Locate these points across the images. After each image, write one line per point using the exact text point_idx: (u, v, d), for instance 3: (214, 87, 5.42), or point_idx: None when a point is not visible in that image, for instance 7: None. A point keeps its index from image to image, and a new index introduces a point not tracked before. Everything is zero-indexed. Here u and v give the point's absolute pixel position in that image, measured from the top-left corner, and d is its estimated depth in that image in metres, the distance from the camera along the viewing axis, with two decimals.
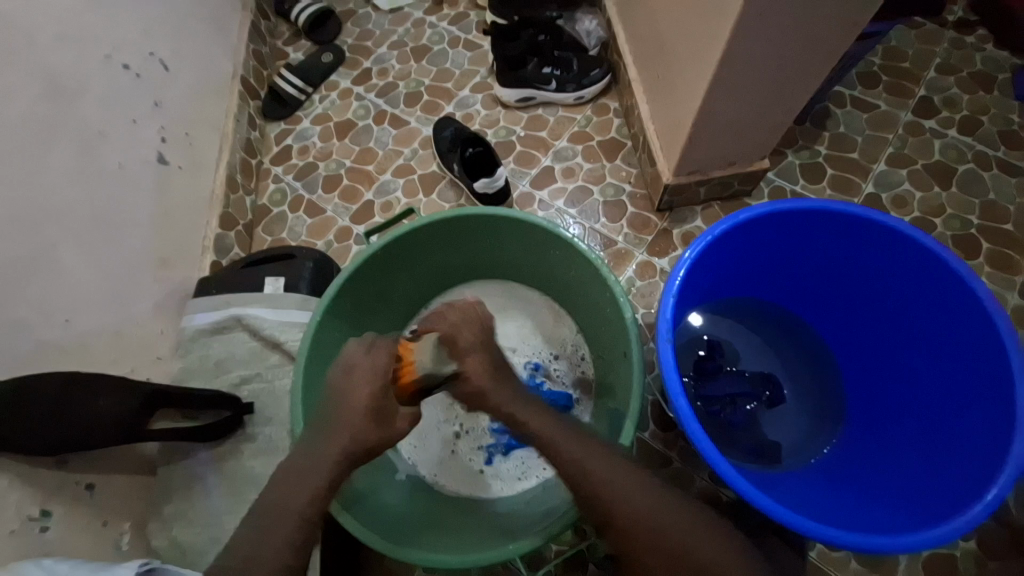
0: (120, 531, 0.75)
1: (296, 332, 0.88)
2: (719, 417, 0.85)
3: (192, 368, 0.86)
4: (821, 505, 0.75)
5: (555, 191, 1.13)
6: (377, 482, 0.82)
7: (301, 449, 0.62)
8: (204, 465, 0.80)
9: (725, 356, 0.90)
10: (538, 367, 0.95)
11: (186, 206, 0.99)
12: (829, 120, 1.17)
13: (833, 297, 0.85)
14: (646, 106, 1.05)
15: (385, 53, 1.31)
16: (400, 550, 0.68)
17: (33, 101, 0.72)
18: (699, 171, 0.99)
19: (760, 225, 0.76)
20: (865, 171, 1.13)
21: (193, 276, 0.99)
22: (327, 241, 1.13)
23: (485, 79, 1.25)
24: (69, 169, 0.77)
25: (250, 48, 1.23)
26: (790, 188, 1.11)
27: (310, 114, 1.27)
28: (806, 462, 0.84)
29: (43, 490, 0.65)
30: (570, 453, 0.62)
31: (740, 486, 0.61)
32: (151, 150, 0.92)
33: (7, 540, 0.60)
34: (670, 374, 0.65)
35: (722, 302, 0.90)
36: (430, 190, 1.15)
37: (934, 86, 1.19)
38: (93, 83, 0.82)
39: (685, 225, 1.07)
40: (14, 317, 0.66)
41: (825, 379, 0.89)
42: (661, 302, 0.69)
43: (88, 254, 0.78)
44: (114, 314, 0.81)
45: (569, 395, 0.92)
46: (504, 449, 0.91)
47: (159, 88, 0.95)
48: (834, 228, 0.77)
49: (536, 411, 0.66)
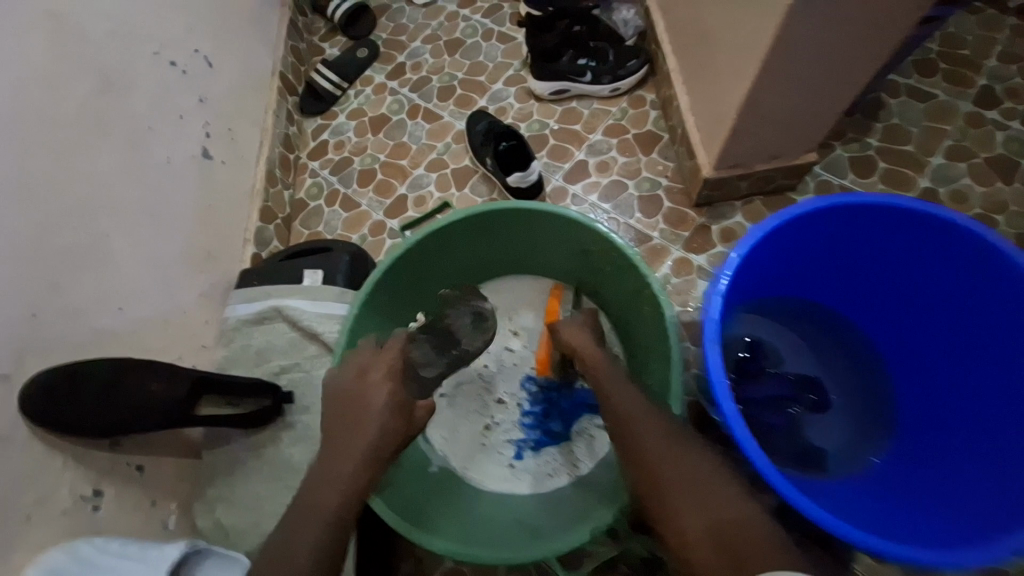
0: (167, 512, 0.78)
1: (333, 324, 0.89)
2: (761, 421, 0.82)
3: (235, 357, 0.89)
4: (868, 516, 0.71)
5: (589, 185, 1.11)
6: (414, 474, 0.84)
7: (337, 438, 0.63)
8: (244, 451, 0.82)
9: (767, 359, 0.87)
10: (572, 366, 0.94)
11: (229, 199, 1.02)
12: (881, 110, 1.11)
13: (884, 296, 0.81)
14: (686, 98, 1.02)
15: (418, 47, 1.31)
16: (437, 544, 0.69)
17: (86, 99, 0.76)
18: (741, 164, 0.95)
19: (811, 222, 0.73)
20: (921, 165, 1.06)
21: (235, 267, 1.02)
22: (361, 235, 1.14)
23: (518, 72, 1.24)
24: (121, 161, 0.80)
25: (288, 45, 1.26)
26: (838, 183, 1.06)
27: (345, 109, 1.28)
28: (854, 470, 0.80)
29: (95, 470, 0.68)
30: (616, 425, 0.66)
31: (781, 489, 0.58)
32: (196, 144, 0.95)
33: (60, 519, 0.63)
34: (715, 376, 0.63)
35: (767, 303, 0.87)
36: (462, 184, 1.15)
37: (997, 74, 1.11)
38: (142, 79, 0.85)
39: (724, 220, 1.04)
40: (70, 305, 0.69)
41: (873, 385, 0.85)
42: (707, 300, 0.67)
43: (138, 244, 0.81)
44: (163, 303, 0.84)
45: None
46: (534, 445, 0.91)
47: (203, 84, 0.98)
48: (891, 225, 0.72)
49: None
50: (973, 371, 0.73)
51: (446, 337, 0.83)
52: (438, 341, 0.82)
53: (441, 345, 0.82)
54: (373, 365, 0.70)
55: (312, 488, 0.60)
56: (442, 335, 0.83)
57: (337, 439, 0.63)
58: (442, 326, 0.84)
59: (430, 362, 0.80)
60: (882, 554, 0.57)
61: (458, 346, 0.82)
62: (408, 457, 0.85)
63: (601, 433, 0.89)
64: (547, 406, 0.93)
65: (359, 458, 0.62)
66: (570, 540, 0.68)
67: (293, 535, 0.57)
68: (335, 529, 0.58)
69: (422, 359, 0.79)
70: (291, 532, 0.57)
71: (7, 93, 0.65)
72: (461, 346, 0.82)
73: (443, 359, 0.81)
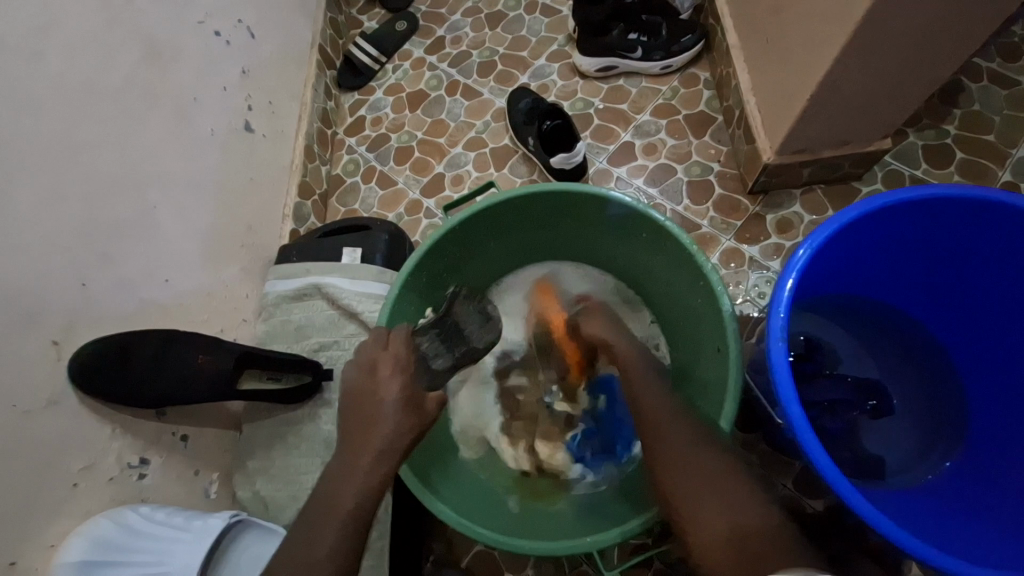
0: (209, 481, 0.79)
1: (372, 304, 0.89)
2: (816, 424, 0.78)
3: (275, 332, 0.89)
4: (914, 521, 0.66)
5: (635, 169, 1.06)
6: (441, 451, 0.82)
7: (376, 421, 0.62)
8: (284, 426, 0.83)
9: (824, 360, 0.82)
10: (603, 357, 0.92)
11: (270, 173, 1.02)
12: (960, 96, 1.01)
13: (963, 303, 0.74)
14: (746, 77, 0.95)
15: (459, 20, 1.27)
16: (480, 533, 0.67)
17: (133, 67, 0.75)
18: (805, 150, 0.89)
19: (891, 216, 0.67)
20: (1002, 157, 0.96)
21: (274, 242, 1.01)
22: (397, 214, 1.13)
23: (563, 48, 1.18)
24: (168, 132, 0.80)
25: (327, 17, 1.23)
26: (908, 173, 0.98)
27: (383, 85, 1.26)
28: (913, 481, 0.76)
29: (142, 439, 0.70)
30: (646, 413, 0.64)
31: (837, 487, 0.54)
32: (238, 117, 0.94)
33: (107, 485, 0.65)
34: (781, 373, 0.59)
35: (831, 300, 0.82)
36: (501, 164, 1.12)
37: None
38: (188, 49, 0.84)
39: (781, 210, 0.98)
40: (120, 275, 0.70)
41: (940, 395, 0.79)
42: (773, 295, 0.62)
43: (185, 216, 0.81)
44: (206, 276, 0.84)
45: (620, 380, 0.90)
46: (597, 448, 0.87)
47: (246, 56, 0.97)
48: (982, 224, 0.65)
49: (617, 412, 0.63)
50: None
51: (454, 332, 0.78)
52: (448, 336, 0.77)
53: (450, 340, 0.77)
54: (382, 358, 0.67)
55: (345, 470, 0.60)
56: (453, 330, 0.78)
57: (371, 422, 0.62)
58: (451, 322, 0.78)
59: (438, 352, 0.75)
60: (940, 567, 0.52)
61: (467, 344, 0.77)
62: (443, 447, 0.83)
63: None
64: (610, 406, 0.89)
65: (391, 443, 0.61)
66: (584, 541, 0.64)
67: (328, 515, 0.57)
68: (366, 511, 0.58)
69: (433, 350, 0.75)
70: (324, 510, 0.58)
71: (57, 59, 0.65)
72: (470, 344, 0.78)
73: (452, 352, 0.76)
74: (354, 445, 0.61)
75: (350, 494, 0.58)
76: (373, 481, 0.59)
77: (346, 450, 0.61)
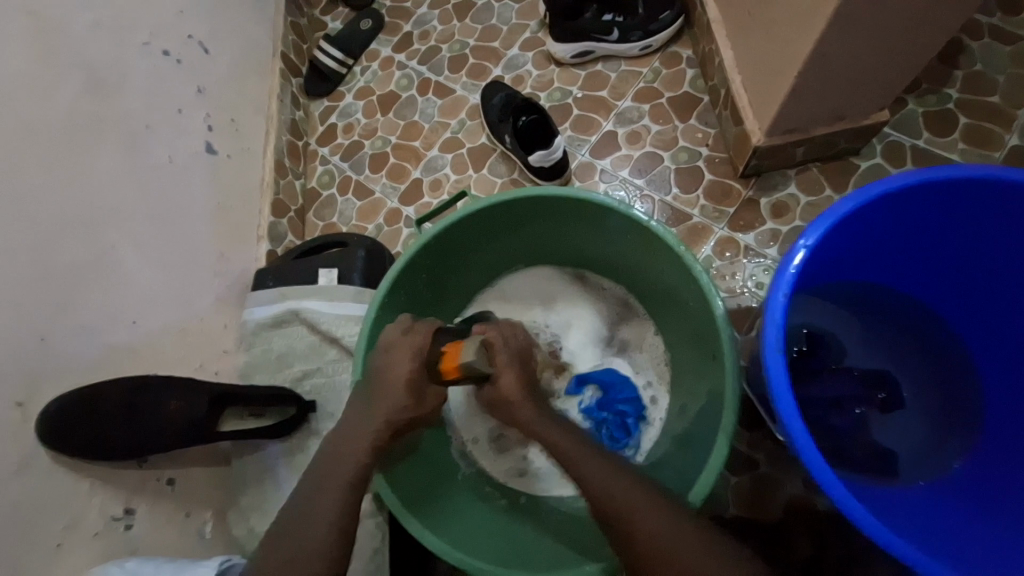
0: (202, 521, 0.78)
1: (351, 327, 0.86)
2: (822, 423, 0.74)
3: (256, 363, 0.87)
4: (928, 524, 0.63)
5: (619, 159, 1.01)
6: (437, 476, 0.80)
7: (358, 457, 0.60)
8: (275, 458, 0.81)
9: (829, 352, 0.79)
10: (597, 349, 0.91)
11: (238, 196, 0.98)
12: (960, 56, 0.94)
13: (973, 283, 0.70)
14: (729, 53, 0.89)
15: (426, 14, 1.20)
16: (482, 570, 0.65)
17: (76, 100, 0.71)
18: (797, 129, 0.83)
19: (895, 200, 0.62)
20: (1009, 119, 0.90)
21: (251, 266, 0.98)
22: (377, 225, 1.09)
23: (536, 34, 1.12)
24: (121, 165, 0.76)
25: (288, 21, 1.17)
26: (908, 144, 0.92)
27: (353, 89, 1.20)
28: (927, 475, 0.72)
29: (125, 489, 0.68)
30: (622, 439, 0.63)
31: (842, 505, 0.51)
32: (198, 140, 0.90)
33: (92, 541, 0.64)
34: (780, 387, 0.55)
35: (836, 289, 0.77)
36: (480, 164, 1.07)
37: None
38: (134, 73, 0.80)
39: (774, 193, 0.93)
40: (82, 323, 0.67)
41: (952, 381, 0.76)
42: (766, 300, 0.58)
43: (148, 252, 0.78)
44: (179, 312, 0.81)
45: (621, 372, 0.88)
46: (629, 435, 0.84)
47: (201, 73, 0.92)
48: (991, 204, 0.60)
49: None
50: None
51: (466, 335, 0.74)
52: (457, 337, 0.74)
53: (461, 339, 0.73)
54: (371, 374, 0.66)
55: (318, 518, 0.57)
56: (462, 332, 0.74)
57: (347, 461, 0.60)
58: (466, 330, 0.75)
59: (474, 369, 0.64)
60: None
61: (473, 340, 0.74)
62: (438, 470, 0.81)
63: (660, 416, 0.85)
64: (605, 394, 0.87)
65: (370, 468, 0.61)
66: (586, 568, 0.62)
67: (306, 565, 0.55)
68: (342, 557, 0.56)
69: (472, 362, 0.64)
70: (299, 560, 0.54)
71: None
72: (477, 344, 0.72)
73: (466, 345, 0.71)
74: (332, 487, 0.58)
75: (327, 540, 0.55)
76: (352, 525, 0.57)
77: (320, 495, 0.58)
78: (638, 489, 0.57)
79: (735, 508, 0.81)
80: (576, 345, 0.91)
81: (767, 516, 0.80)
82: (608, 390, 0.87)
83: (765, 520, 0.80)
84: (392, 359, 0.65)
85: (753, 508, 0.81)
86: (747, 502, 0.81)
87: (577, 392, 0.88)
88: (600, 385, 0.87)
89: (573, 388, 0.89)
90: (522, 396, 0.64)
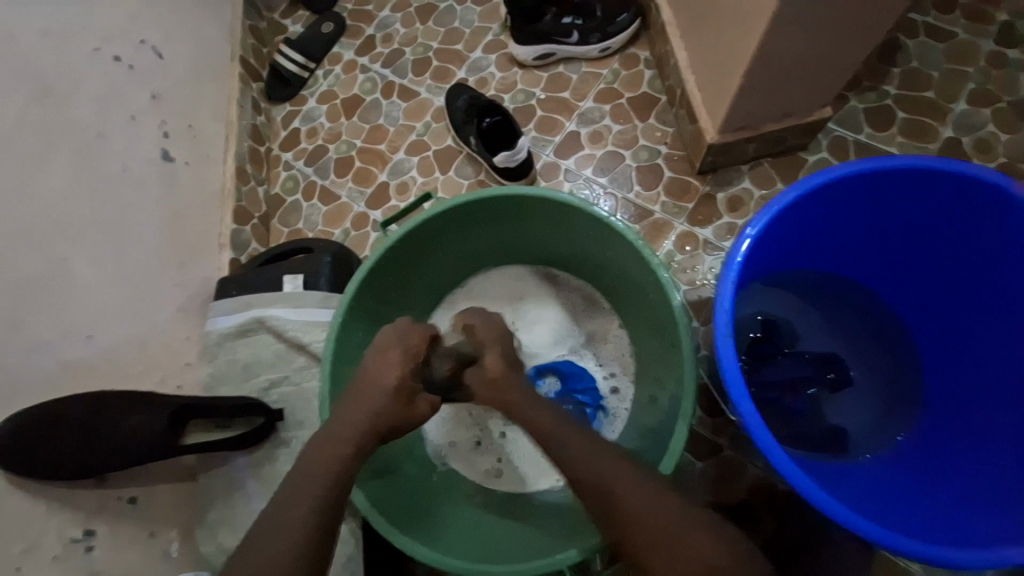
0: (167, 540, 0.76)
1: (318, 333, 0.85)
2: (777, 405, 0.78)
3: (221, 373, 0.85)
4: (878, 497, 0.67)
5: (583, 159, 1.03)
6: (409, 483, 0.80)
7: (327, 462, 0.59)
8: (243, 470, 0.79)
9: (783, 337, 0.83)
10: (559, 346, 0.92)
11: (198, 204, 0.95)
12: (898, 54, 1.00)
13: (909, 265, 0.75)
14: (683, 54, 0.92)
15: (388, 17, 1.20)
16: (451, 565, 0.65)
17: (22, 108, 0.68)
18: (748, 126, 0.87)
19: (837, 189, 0.66)
20: (942, 113, 0.97)
21: (213, 275, 0.96)
22: (344, 230, 1.08)
23: (498, 37, 1.13)
24: (72, 174, 0.73)
25: (246, 25, 1.14)
26: (852, 139, 0.97)
27: (315, 92, 1.19)
28: (877, 450, 0.77)
29: (84, 510, 0.66)
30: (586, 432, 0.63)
31: (792, 479, 0.54)
32: (154, 147, 0.87)
33: (51, 565, 0.61)
34: (731, 371, 0.58)
35: (787, 276, 0.81)
36: (446, 166, 1.07)
37: None
38: (84, 79, 0.77)
39: (730, 188, 0.97)
40: (35, 340, 0.64)
41: (896, 358, 0.81)
42: (719, 289, 0.60)
43: (103, 265, 0.75)
44: (138, 326, 0.79)
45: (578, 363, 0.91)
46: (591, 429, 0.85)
47: (155, 79, 0.89)
48: (920, 190, 0.65)
49: (575, 434, 0.62)
50: (1000, 353, 0.68)
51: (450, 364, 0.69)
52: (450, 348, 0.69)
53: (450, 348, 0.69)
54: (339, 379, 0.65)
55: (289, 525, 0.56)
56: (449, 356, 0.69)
57: (315, 467, 0.59)
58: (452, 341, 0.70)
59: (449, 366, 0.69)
60: (902, 549, 0.53)
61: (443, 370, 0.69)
62: (411, 474, 0.81)
63: (624, 408, 0.87)
64: (564, 383, 0.88)
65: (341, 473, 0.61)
66: (557, 558, 0.64)
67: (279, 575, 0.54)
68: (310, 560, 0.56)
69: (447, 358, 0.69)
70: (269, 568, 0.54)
71: None
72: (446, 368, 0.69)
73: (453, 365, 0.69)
74: (301, 493, 0.58)
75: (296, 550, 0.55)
76: (323, 531, 0.56)
77: (290, 503, 0.57)
78: (607, 477, 0.58)
79: (703, 492, 0.84)
80: (539, 344, 0.92)
81: (732, 498, 0.83)
82: (567, 379, 0.88)
83: (730, 502, 0.83)
84: (362, 362, 0.64)
85: (717, 491, 0.84)
86: (712, 486, 0.84)
87: (536, 382, 0.89)
88: (559, 374, 0.89)
89: (533, 378, 0.89)
90: (508, 373, 0.66)
